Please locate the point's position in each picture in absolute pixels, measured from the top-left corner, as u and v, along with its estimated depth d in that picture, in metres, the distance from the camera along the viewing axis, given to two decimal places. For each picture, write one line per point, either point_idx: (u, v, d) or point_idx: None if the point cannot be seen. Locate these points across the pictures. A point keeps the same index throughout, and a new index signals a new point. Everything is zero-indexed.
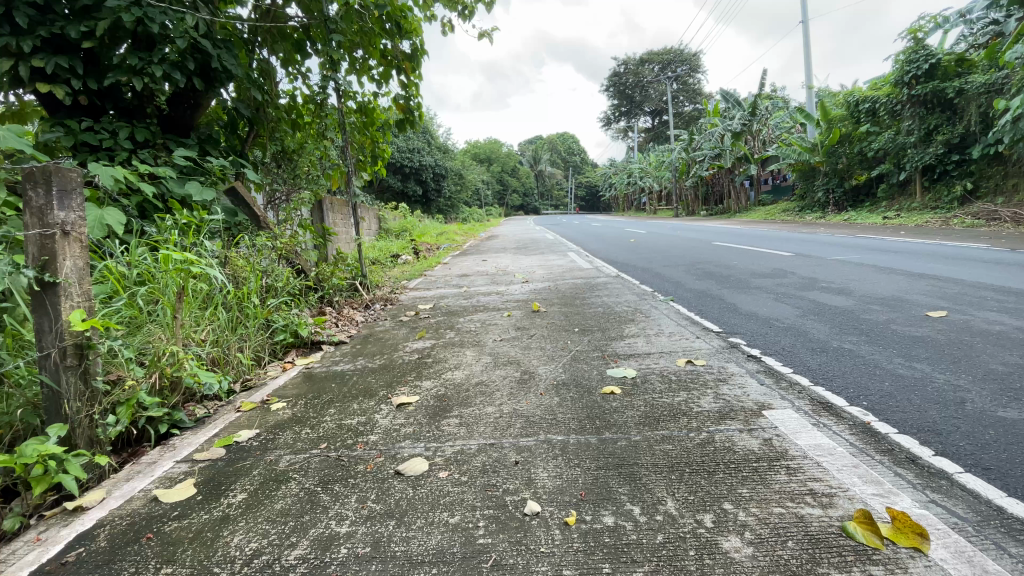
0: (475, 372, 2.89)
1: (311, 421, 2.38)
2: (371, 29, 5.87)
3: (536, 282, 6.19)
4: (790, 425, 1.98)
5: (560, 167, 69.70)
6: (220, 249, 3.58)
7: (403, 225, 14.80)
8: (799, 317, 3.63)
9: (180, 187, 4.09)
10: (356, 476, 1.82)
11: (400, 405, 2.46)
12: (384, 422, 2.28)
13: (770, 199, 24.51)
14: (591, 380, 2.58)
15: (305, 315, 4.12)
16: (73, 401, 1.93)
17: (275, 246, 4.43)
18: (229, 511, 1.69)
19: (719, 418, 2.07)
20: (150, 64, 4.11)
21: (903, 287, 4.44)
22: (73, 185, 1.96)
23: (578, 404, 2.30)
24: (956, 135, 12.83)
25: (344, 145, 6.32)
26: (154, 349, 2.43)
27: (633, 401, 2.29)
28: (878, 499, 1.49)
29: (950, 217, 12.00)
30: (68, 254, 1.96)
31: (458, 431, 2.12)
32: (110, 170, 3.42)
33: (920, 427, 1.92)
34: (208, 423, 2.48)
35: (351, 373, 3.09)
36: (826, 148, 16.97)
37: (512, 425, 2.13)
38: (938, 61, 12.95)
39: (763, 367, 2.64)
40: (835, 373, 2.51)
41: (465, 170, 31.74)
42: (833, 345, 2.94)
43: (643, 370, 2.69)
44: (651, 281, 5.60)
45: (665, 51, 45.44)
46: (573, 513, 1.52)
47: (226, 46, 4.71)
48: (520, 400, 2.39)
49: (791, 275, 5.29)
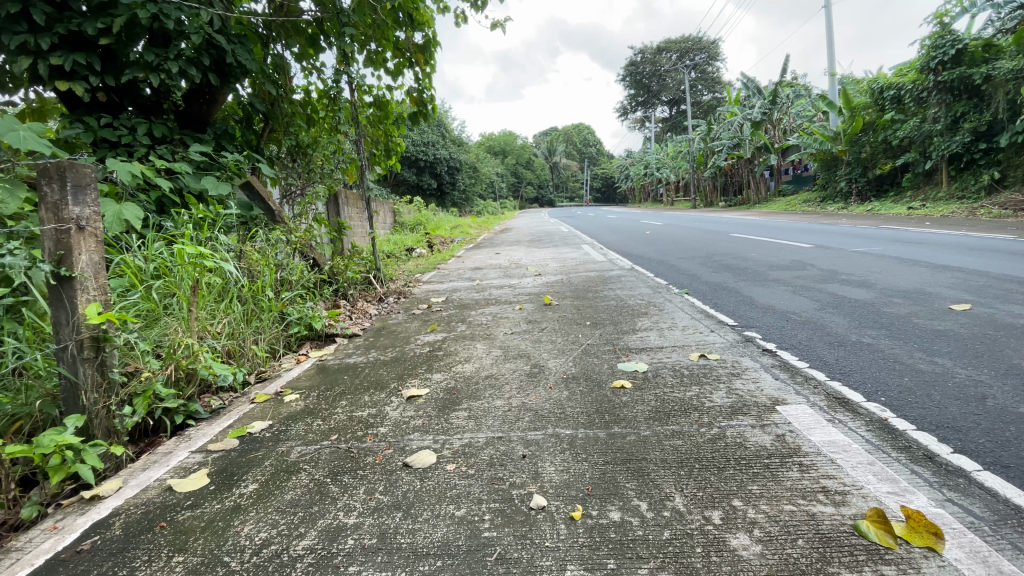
0: (485, 365, 2.89)
1: (323, 413, 2.40)
2: (384, 23, 5.90)
3: (549, 275, 6.17)
4: (804, 421, 1.94)
5: (576, 159, 69.22)
6: (236, 243, 3.64)
7: (418, 219, 14.89)
8: (818, 310, 3.55)
9: (196, 182, 4.18)
10: (365, 468, 1.84)
11: (410, 397, 2.48)
12: (394, 414, 2.29)
13: (790, 189, 24.02)
14: (601, 374, 2.56)
15: (319, 308, 4.15)
16: (89, 392, 1.99)
17: (289, 241, 4.48)
18: (240, 501, 1.71)
19: (732, 414, 2.04)
20: (166, 59, 4.23)
21: (925, 280, 4.33)
22: (88, 180, 2.01)
23: (588, 398, 2.28)
24: (984, 123, 12.44)
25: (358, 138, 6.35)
26: (169, 341, 2.47)
27: (643, 396, 2.27)
28: (892, 498, 1.46)
29: (977, 207, 11.63)
30: (83, 248, 2.00)
31: (467, 424, 2.13)
32: (128, 165, 3.50)
33: (940, 424, 1.86)
34: (223, 414, 2.52)
35: (363, 365, 3.12)
36: (849, 137, 16.56)
37: (520, 419, 2.12)
38: (965, 46, 12.55)
39: (778, 362, 2.59)
40: (854, 368, 2.45)
41: (481, 163, 31.77)
42: (851, 339, 2.87)
43: (655, 364, 2.66)
44: (666, 274, 5.54)
45: (683, 38, 44.71)
46: (579, 507, 1.51)
47: (240, 43, 4.80)
48: (529, 393, 2.39)
49: (810, 268, 5.18)
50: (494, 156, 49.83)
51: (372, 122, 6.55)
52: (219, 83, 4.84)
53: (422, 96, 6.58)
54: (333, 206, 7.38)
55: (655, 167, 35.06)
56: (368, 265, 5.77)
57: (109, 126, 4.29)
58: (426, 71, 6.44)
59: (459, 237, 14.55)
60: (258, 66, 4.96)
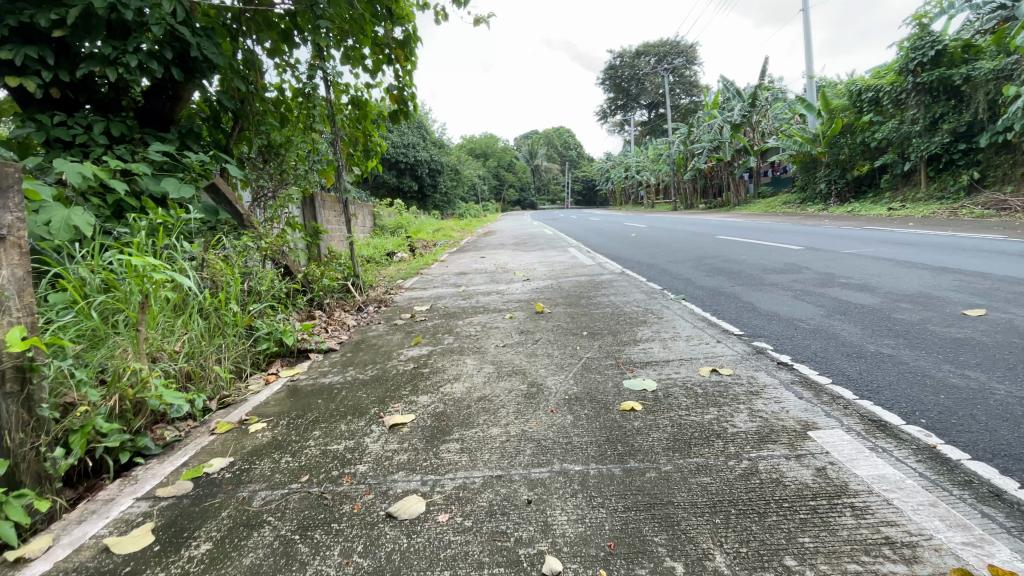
0: (477, 385, 2.60)
1: (292, 447, 2.10)
2: (361, 16, 5.61)
3: (538, 280, 5.92)
4: (844, 451, 1.72)
5: (557, 162, 69.38)
6: (198, 251, 3.31)
7: (399, 222, 14.58)
8: (825, 317, 3.36)
9: (156, 184, 3.83)
10: (341, 521, 1.55)
11: (393, 426, 2.18)
12: (375, 449, 2.00)
13: (770, 190, 24.26)
14: (606, 395, 2.30)
15: (292, 321, 3.83)
16: (14, 432, 1.65)
17: (259, 249, 4.16)
18: (188, 568, 1.41)
19: (760, 442, 1.81)
20: (126, 53, 3.87)
21: (929, 283, 4.19)
22: (11, 181, 1.70)
23: (595, 425, 2.02)
24: (963, 123, 12.65)
25: (334, 137, 6.02)
26: (112, 367, 2.15)
27: (657, 420, 2.01)
28: (972, 551, 1.23)
29: (958, 207, 11.77)
30: (4, 262, 1.67)
31: (460, 459, 1.85)
32: (77, 166, 3.17)
33: (996, 452, 1.65)
34: (178, 449, 2.20)
35: (340, 386, 2.81)
36: (828, 139, 16.73)
37: (521, 452, 1.85)
38: (944, 47, 12.70)
39: (798, 377, 2.37)
40: (882, 385, 2.24)
41: (462, 166, 31.42)
42: (869, 350, 2.67)
43: (664, 381, 2.41)
44: (658, 278, 5.35)
45: (661, 42, 45.18)
46: (602, 572, 1.24)
47: (205, 36, 4.49)
48: (528, 419, 2.12)
49: (806, 271, 5.03)
50: (475, 159, 49.52)
51: (349, 122, 6.23)
52: (184, 79, 4.52)
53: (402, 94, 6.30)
54: (308, 210, 7.02)
55: (637, 170, 35.19)
56: (346, 272, 5.44)
57: (63, 124, 3.93)
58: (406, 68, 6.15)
59: (441, 240, 14.25)
60: (227, 61, 4.65)
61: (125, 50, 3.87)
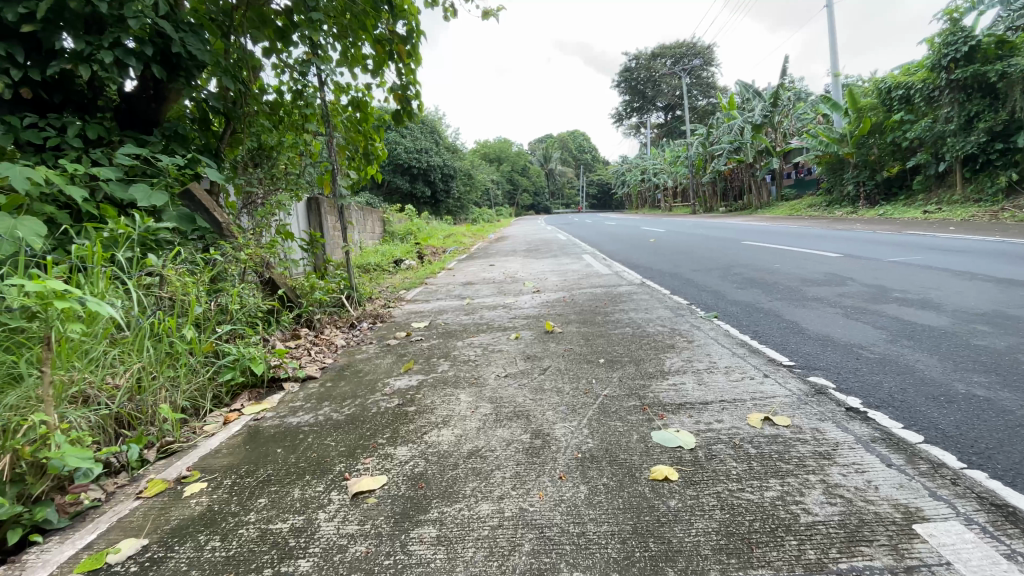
0: (469, 432, 2.11)
1: (227, 525, 1.64)
2: (361, 11, 5.21)
3: (549, 291, 5.42)
4: (972, 562, 1.20)
5: (572, 165, 68.87)
6: (160, 266, 2.86)
7: (409, 228, 14.22)
8: (890, 343, 2.81)
9: (123, 191, 3.41)
10: None
11: (356, 496, 1.71)
12: (327, 533, 1.53)
13: (794, 193, 23.43)
14: (631, 455, 1.80)
15: (267, 345, 3.37)
16: None
17: (236, 263, 3.71)
18: None
19: (850, 544, 1.30)
20: (100, 48, 3.47)
21: (1002, 298, 3.60)
22: None
23: (618, 505, 1.52)
24: (1000, 122, 11.78)
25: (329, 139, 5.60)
26: (6, 420, 1.70)
27: (701, 501, 1.51)
28: None
29: (1000, 210, 10.99)
30: None
31: (433, 558, 1.36)
32: (23, 171, 2.75)
33: None
34: (89, 522, 1.75)
35: (309, 429, 2.35)
36: (855, 139, 15.99)
37: (517, 550, 1.36)
38: (977, 43, 11.93)
39: (878, 433, 1.84)
40: (991, 447, 1.70)
41: (475, 170, 31.13)
42: (959, 392, 2.13)
43: (704, 434, 1.90)
44: (683, 290, 4.82)
45: (677, 44, 44.47)
46: None
47: (190, 30, 4.08)
48: (530, 492, 1.63)
49: (852, 283, 4.46)
50: (489, 163, 49.26)
51: (348, 125, 5.83)
52: (167, 78, 4.13)
53: (405, 94, 5.88)
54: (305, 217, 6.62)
55: (654, 173, 34.53)
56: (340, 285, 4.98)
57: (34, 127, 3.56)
58: (409, 67, 5.72)
59: (452, 247, 13.85)
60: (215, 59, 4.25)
61: (100, 45, 3.47)
